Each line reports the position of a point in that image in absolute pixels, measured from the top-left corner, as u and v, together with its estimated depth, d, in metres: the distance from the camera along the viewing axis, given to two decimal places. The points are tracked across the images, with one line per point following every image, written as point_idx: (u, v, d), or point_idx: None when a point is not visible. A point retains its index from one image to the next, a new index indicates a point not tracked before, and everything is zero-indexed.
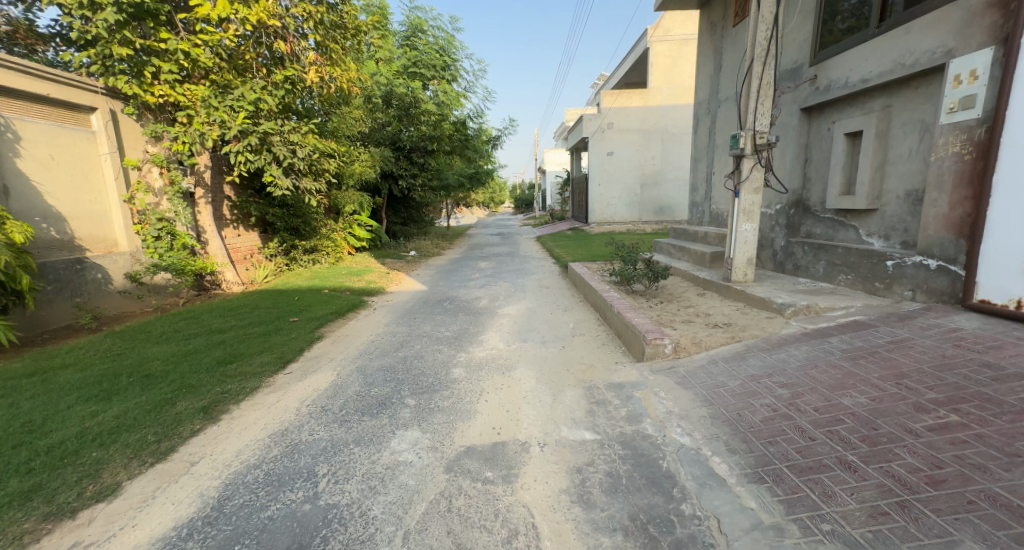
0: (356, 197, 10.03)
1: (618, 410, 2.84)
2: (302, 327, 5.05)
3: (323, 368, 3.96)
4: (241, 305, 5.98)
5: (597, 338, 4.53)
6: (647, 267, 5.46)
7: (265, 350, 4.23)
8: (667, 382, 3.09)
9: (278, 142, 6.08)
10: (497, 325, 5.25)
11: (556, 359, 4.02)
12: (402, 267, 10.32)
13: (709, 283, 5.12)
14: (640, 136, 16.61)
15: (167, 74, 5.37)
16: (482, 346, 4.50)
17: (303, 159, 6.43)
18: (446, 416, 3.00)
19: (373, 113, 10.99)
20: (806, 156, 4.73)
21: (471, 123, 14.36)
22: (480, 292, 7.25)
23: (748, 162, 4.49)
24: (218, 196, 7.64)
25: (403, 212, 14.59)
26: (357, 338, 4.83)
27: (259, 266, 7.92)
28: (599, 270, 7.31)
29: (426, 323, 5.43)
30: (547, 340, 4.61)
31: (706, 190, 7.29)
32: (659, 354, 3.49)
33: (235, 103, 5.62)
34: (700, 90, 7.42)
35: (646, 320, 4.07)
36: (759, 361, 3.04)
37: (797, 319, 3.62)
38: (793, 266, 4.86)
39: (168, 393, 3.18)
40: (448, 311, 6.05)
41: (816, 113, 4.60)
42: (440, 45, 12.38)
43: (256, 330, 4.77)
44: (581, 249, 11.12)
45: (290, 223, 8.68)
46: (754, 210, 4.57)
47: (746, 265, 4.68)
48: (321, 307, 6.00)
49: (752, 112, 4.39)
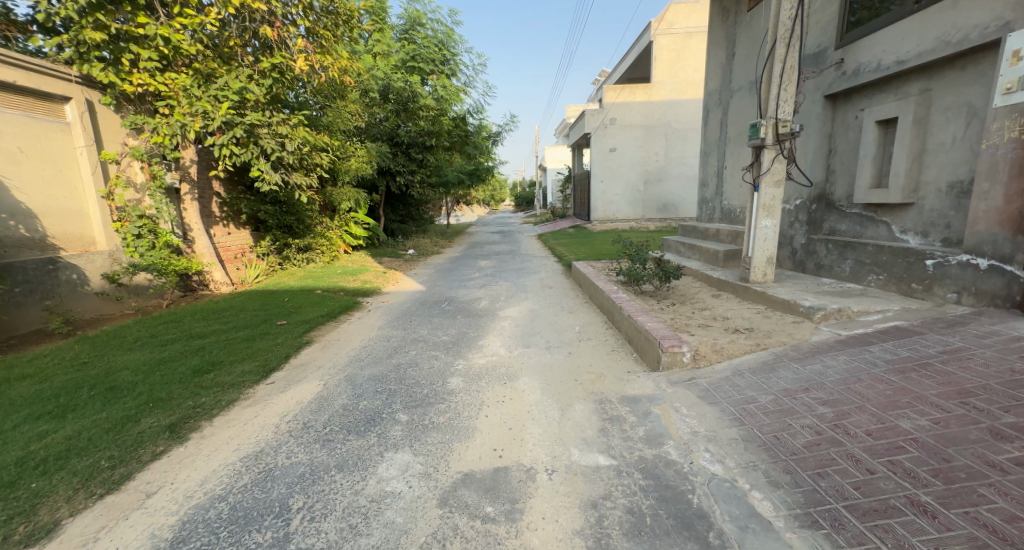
0: (352, 194, 9.70)
1: (635, 430, 2.52)
2: (290, 331, 4.72)
3: (309, 377, 3.64)
4: (227, 307, 5.62)
5: (606, 343, 4.21)
6: (657, 266, 5.14)
7: (247, 357, 3.91)
8: (688, 396, 2.78)
9: (266, 134, 5.72)
10: (498, 329, 4.93)
11: (562, 367, 3.70)
12: (400, 266, 10.00)
13: (724, 284, 4.80)
14: (643, 132, 16.26)
15: (146, 62, 5.03)
16: (482, 352, 4.18)
17: (292, 153, 6.08)
18: (441, 435, 2.68)
19: (370, 108, 10.68)
20: (830, 147, 4.41)
21: (471, 119, 14.04)
22: (480, 293, 6.93)
23: (769, 153, 4.17)
24: (207, 193, 7.33)
25: (402, 210, 14.26)
26: (349, 344, 4.51)
27: (250, 265, 7.59)
28: (605, 269, 6.98)
29: (423, 326, 5.11)
30: (552, 346, 4.28)
31: (717, 185, 6.96)
32: (676, 363, 3.17)
33: (219, 92, 5.28)
34: (711, 80, 7.08)
35: (660, 325, 3.75)
36: (791, 372, 2.72)
37: (827, 324, 3.30)
38: (816, 265, 4.54)
39: (132, 409, 2.86)
40: (446, 313, 5.72)
41: (841, 100, 4.28)
42: (439, 39, 12.06)
43: (240, 335, 4.44)
44: (584, 247, 10.79)
45: (282, 221, 8.35)
46: (775, 205, 4.24)
47: (766, 264, 4.36)
48: (312, 309, 5.67)
49: (774, 99, 4.06)
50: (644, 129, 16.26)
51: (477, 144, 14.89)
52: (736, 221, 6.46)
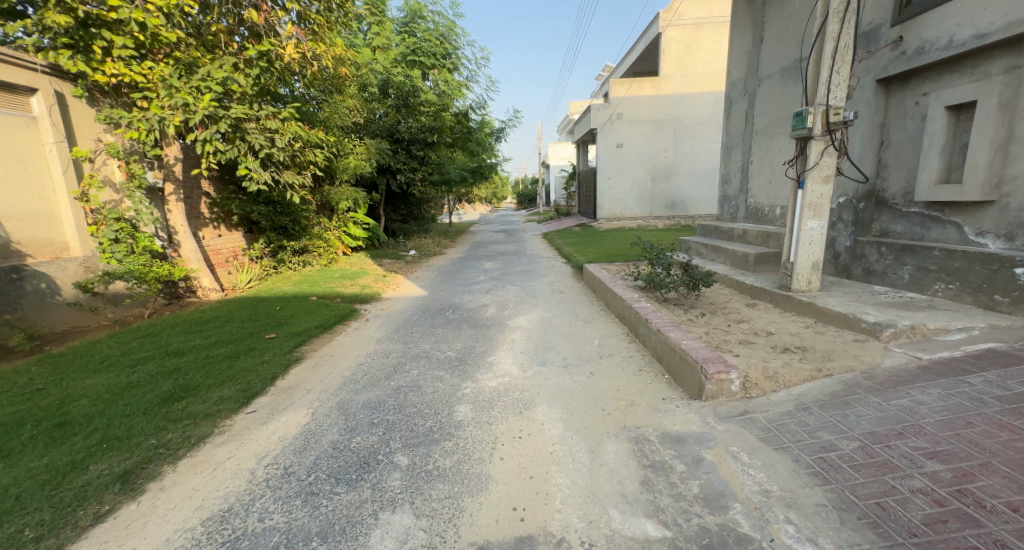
0: (351, 193, 9.25)
1: (687, 483, 2.05)
2: (278, 346, 4.25)
3: (297, 405, 3.18)
4: (213, 317, 5.14)
5: (632, 362, 3.72)
6: (683, 271, 4.66)
7: (228, 381, 3.43)
8: (746, 435, 2.31)
9: (252, 128, 5.17)
10: (508, 342, 4.45)
11: (584, 392, 3.24)
12: (401, 268, 9.54)
13: (760, 291, 4.34)
14: (651, 127, 15.73)
15: (120, 49, 4.53)
16: (492, 372, 3.71)
17: (283, 150, 5.53)
18: (449, 487, 2.22)
19: (369, 103, 10.21)
20: (881, 138, 3.96)
21: (474, 114, 13.57)
22: (487, 299, 6.45)
23: (818, 145, 3.70)
24: (195, 193, 6.87)
25: (403, 209, 13.79)
26: (343, 361, 4.06)
27: (242, 270, 7.12)
28: (620, 272, 6.50)
29: (425, 339, 4.64)
30: (570, 364, 3.81)
31: (741, 182, 6.49)
32: (723, 392, 2.71)
33: (201, 82, 4.79)
34: (736, 69, 6.59)
35: (696, 342, 3.28)
36: (872, 406, 2.26)
37: (899, 344, 2.84)
38: (866, 270, 4.09)
39: (81, 451, 2.40)
40: (450, 323, 5.25)
41: (897, 85, 3.82)
42: (441, 32, 11.61)
43: (222, 352, 3.96)
44: (592, 248, 10.31)
45: (276, 222, 7.87)
46: (823, 204, 3.78)
47: (811, 271, 3.91)
48: (305, 319, 5.20)
49: (825, 82, 3.58)
50: (653, 124, 15.72)
51: (479, 140, 14.41)
52: (763, 220, 5.98)
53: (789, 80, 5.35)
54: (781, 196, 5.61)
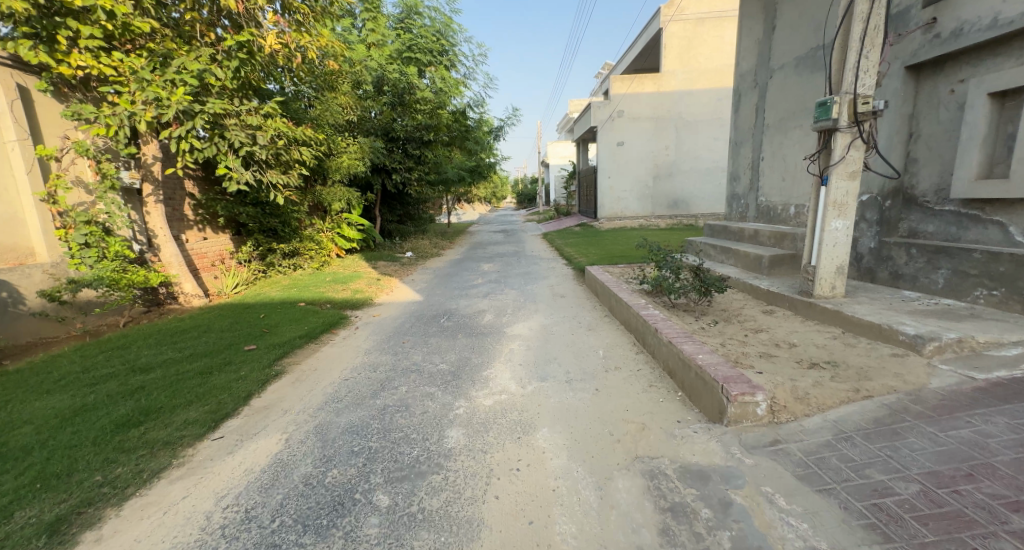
0: (344, 193, 8.98)
1: (716, 534, 1.73)
2: (256, 359, 3.91)
3: (270, 428, 2.86)
4: (191, 327, 4.77)
5: (640, 377, 3.41)
6: (694, 276, 4.34)
7: (197, 401, 3.10)
8: (781, 471, 1.99)
9: (232, 125, 4.80)
10: (506, 354, 4.13)
11: (590, 413, 2.92)
12: (397, 270, 9.22)
13: (778, 297, 4.04)
14: (653, 124, 15.41)
15: (87, 40, 4.18)
16: (488, 389, 3.40)
17: (266, 148, 5.15)
18: (434, 537, 1.90)
19: (362, 101, 9.82)
20: (909, 131, 3.72)
21: (471, 113, 13.28)
22: (484, 304, 6.14)
23: (844, 138, 3.41)
24: (177, 194, 6.52)
25: (399, 210, 13.46)
26: (327, 375, 3.74)
27: (228, 274, 6.77)
28: (624, 275, 6.18)
29: (417, 350, 4.33)
30: (573, 379, 3.50)
31: (751, 179, 6.18)
32: (748, 417, 2.40)
33: (174, 74, 4.41)
34: (745, 61, 6.29)
35: (713, 357, 2.97)
36: (928, 438, 1.96)
37: (945, 360, 2.54)
38: (894, 274, 3.82)
39: (10, 494, 2.07)
40: (444, 331, 4.92)
41: (929, 72, 3.57)
42: (437, 28, 11.26)
43: (196, 367, 3.62)
44: (593, 249, 9.96)
45: (265, 224, 7.52)
46: (850, 202, 3.49)
47: (836, 275, 3.62)
48: (289, 329, 4.86)
49: (852, 68, 3.29)
50: (654, 122, 15.40)
51: (477, 139, 14.07)
52: (776, 220, 5.68)
53: (805, 71, 5.05)
54: (795, 194, 5.31)
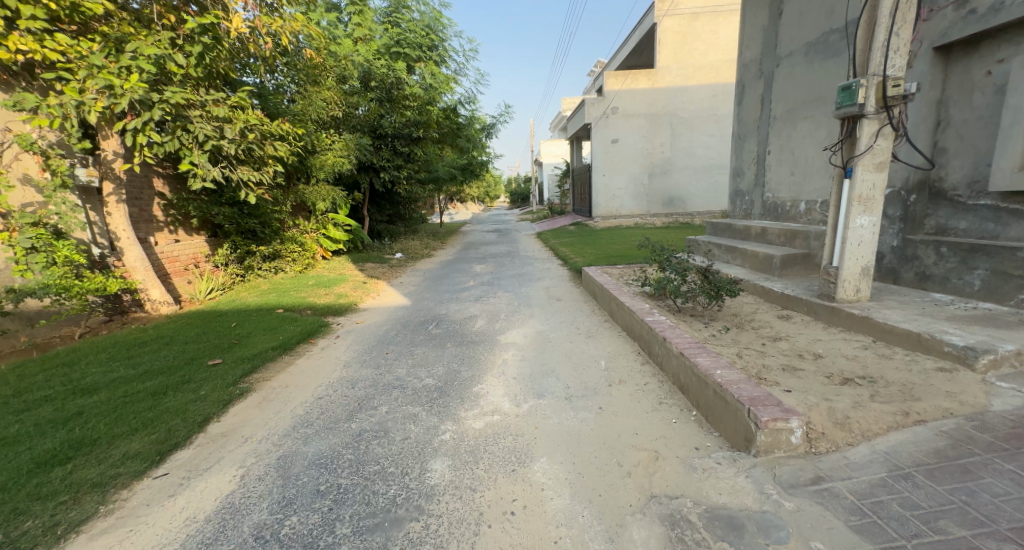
0: (327, 192, 8.56)
1: None
2: (221, 376, 3.48)
3: (225, 461, 2.46)
4: (153, 337, 4.32)
5: (648, 393, 3.07)
6: (703, 278, 4.00)
7: (142, 428, 2.69)
8: (830, 521, 1.64)
9: (196, 117, 4.33)
10: (499, 366, 3.76)
11: (594, 438, 2.56)
12: (385, 273, 8.80)
13: (796, 301, 3.71)
14: (647, 121, 15.10)
15: (26, 19, 3.68)
16: (479, 409, 3.03)
17: (235, 143, 4.68)
18: None
19: (348, 97, 9.40)
20: (937, 118, 3.46)
21: (463, 109, 12.87)
22: (475, 309, 5.75)
23: (870, 125, 3.09)
24: (145, 193, 6.05)
25: (389, 209, 13.05)
26: (300, 393, 3.35)
27: (202, 278, 6.30)
28: (624, 277, 5.84)
29: (401, 362, 3.94)
30: (573, 395, 3.14)
31: (757, 174, 5.89)
32: (781, 446, 2.06)
33: (129, 60, 3.93)
34: (750, 50, 5.97)
35: (733, 372, 2.62)
36: (1008, 479, 1.65)
37: (1004, 377, 2.24)
38: (921, 274, 3.54)
39: None
40: (432, 340, 4.54)
41: (960, 54, 3.30)
42: (426, 22, 10.79)
43: (149, 387, 3.19)
44: (589, 249, 9.60)
45: (243, 225, 7.06)
46: (876, 196, 3.18)
47: (860, 277, 3.30)
48: (262, 338, 4.44)
49: (881, 48, 2.97)
50: (649, 119, 15.09)
51: (468, 136, 13.66)
52: (784, 217, 5.37)
53: (816, 58, 4.74)
54: (805, 190, 5.00)
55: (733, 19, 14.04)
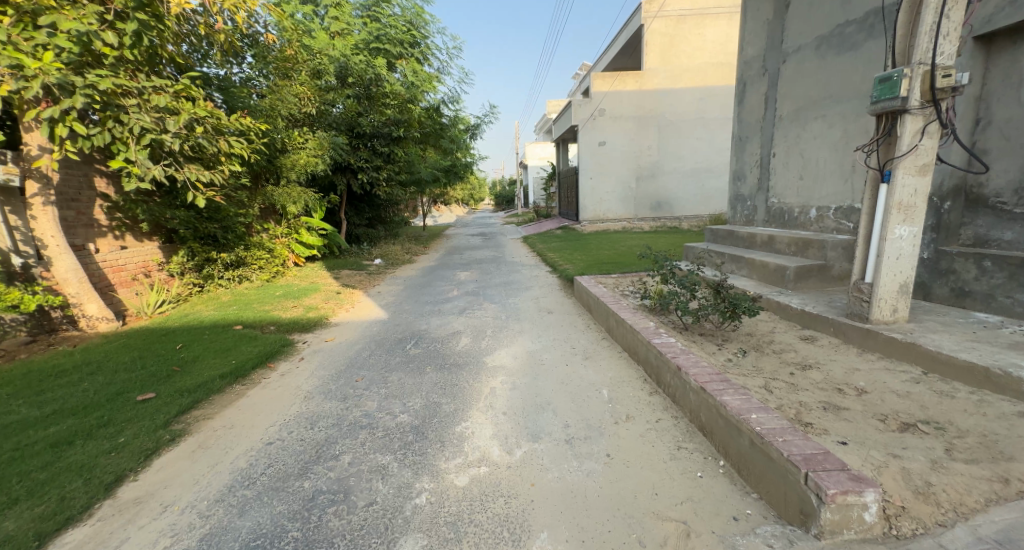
0: (298, 194, 7.92)
1: None
2: (150, 416, 2.86)
3: (128, 546, 1.87)
4: (79, 363, 3.66)
5: (664, 434, 2.60)
6: (716, 293, 3.55)
7: (24, 499, 2.08)
8: None
9: (131, 107, 3.68)
10: (485, 397, 3.25)
11: (608, 502, 2.06)
12: (362, 281, 8.19)
13: (822, 320, 3.30)
14: (635, 124, 14.80)
15: None
16: (462, 458, 2.50)
17: (180, 138, 4.02)
18: None
19: (324, 93, 8.80)
20: (977, 117, 3.14)
21: (446, 109, 12.31)
22: (459, 324, 5.20)
23: (913, 122, 2.70)
24: (85, 194, 5.34)
25: (368, 212, 12.41)
26: (243, 436, 2.76)
27: (153, 289, 5.61)
28: (620, 288, 5.39)
29: (372, 393, 3.38)
30: (575, 437, 2.65)
31: (760, 178, 5.53)
32: (852, 527, 1.60)
33: (44, 36, 3.26)
34: (754, 46, 5.61)
35: (772, 415, 2.17)
36: None
37: None
38: (959, 290, 3.17)
39: None
40: (409, 363, 3.99)
41: (1004, 44, 2.97)
42: (408, 18, 10.21)
43: (49, 436, 2.56)
44: (579, 255, 9.14)
45: (201, 230, 6.38)
46: (918, 203, 2.79)
47: (898, 295, 2.91)
48: (211, 363, 3.81)
49: (928, 34, 2.57)
50: (637, 121, 14.79)
51: (452, 137, 13.09)
52: (791, 223, 5.00)
53: (829, 53, 4.39)
54: (816, 195, 4.64)
55: (720, 21, 13.83)
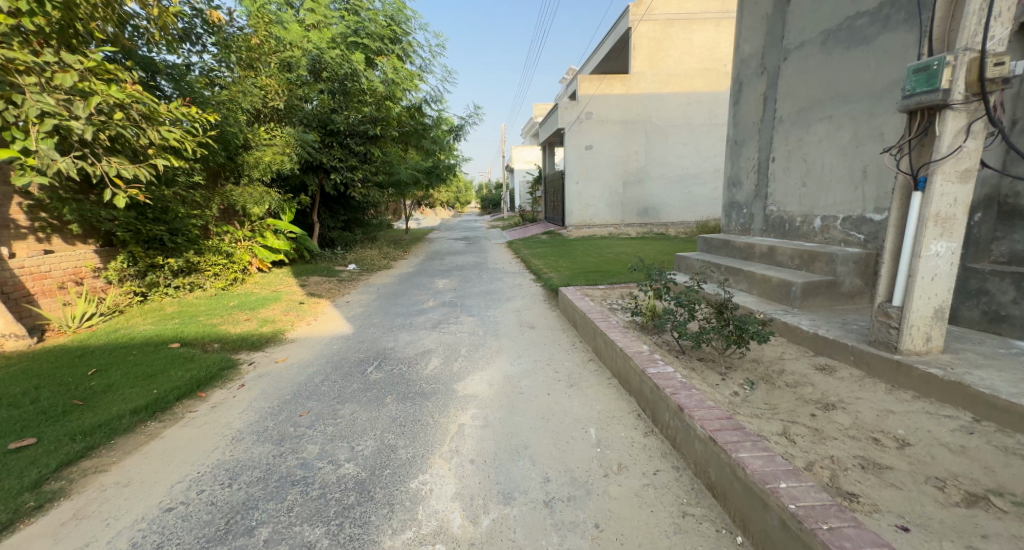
0: (260, 194, 7.29)
1: None
2: (17, 473, 2.26)
3: None
4: None
5: (666, 496, 2.10)
6: (718, 313, 3.07)
7: None
8: None
9: (29, 86, 3.08)
10: (450, 439, 2.72)
11: None
12: (331, 289, 7.57)
13: (840, 347, 2.87)
14: (622, 128, 14.50)
15: None
16: (413, 531, 1.97)
17: (94, 125, 3.41)
18: None
19: (294, 87, 8.17)
20: (1014, 118, 2.78)
21: (428, 108, 11.77)
22: (430, 342, 4.66)
23: (955, 120, 2.29)
24: None
25: (343, 214, 11.81)
26: (135, 498, 2.17)
27: (79, 299, 4.92)
28: (608, 302, 4.93)
29: (315, 433, 2.82)
30: (555, 498, 2.14)
31: (758, 184, 5.14)
32: None
33: None
34: (752, 43, 5.23)
35: (806, 484, 1.69)
36: None
37: None
38: (993, 314, 2.78)
39: None
40: (367, 392, 3.44)
41: None
42: (388, 13, 9.54)
43: None
44: (564, 262, 8.68)
45: (143, 232, 5.72)
46: (959, 215, 2.38)
47: (932, 322, 2.49)
48: (124, 394, 3.19)
49: (976, 15, 2.17)
50: (625, 125, 14.50)
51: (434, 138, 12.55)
52: (793, 233, 4.61)
53: (837, 48, 4.02)
54: (821, 203, 4.25)
55: (707, 26, 13.60)
